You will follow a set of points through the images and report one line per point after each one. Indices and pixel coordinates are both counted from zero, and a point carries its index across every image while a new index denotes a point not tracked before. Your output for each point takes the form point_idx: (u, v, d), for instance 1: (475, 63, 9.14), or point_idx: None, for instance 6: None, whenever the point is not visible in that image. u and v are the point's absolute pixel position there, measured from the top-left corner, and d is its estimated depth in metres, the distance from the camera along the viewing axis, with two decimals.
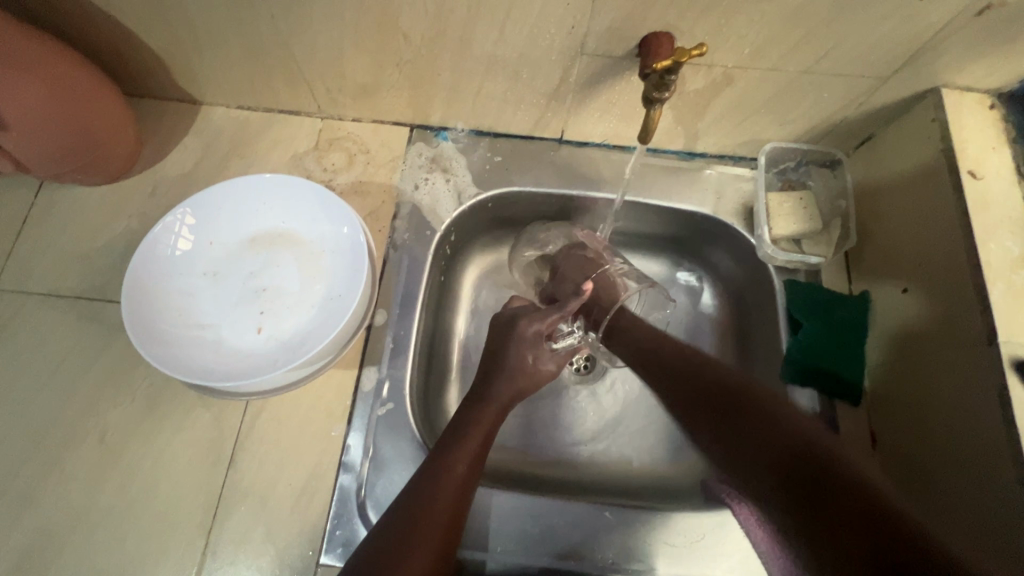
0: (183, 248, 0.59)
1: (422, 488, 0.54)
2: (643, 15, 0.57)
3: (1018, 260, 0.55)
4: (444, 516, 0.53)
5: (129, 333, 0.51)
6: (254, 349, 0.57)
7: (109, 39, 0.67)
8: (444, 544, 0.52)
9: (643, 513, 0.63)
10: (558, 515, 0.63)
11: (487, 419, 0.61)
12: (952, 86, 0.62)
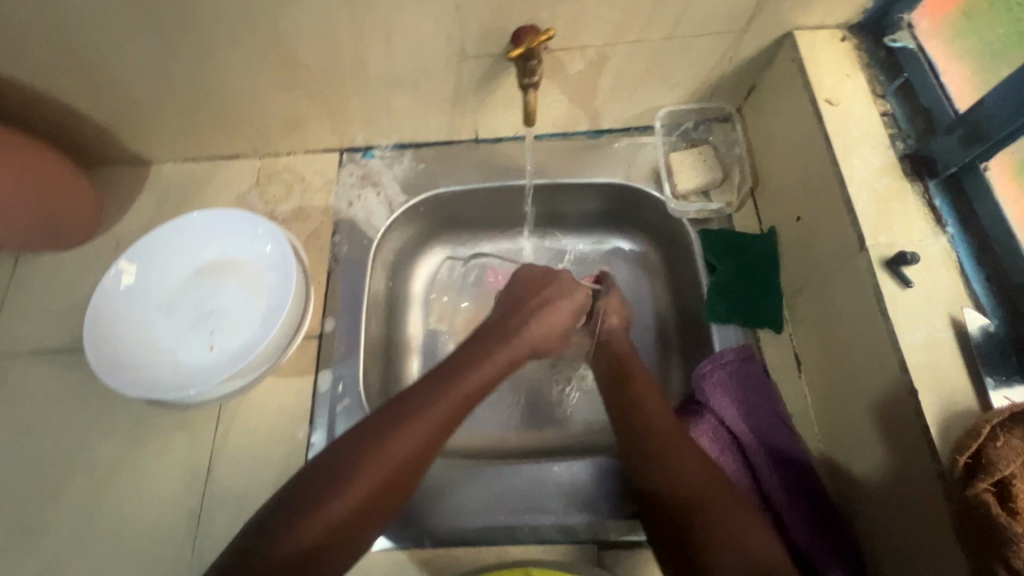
0: (127, 283, 0.65)
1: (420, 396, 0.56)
2: (506, 15, 0.63)
3: (878, 171, 0.60)
4: (435, 428, 0.54)
5: (91, 363, 0.58)
6: (204, 365, 0.64)
7: (56, 118, 0.75)
8: (427, 446, 0.53)
9: (573, 464, 0.68)
10: (495, 478, 0.67)
11: (504, 356, 0.62)
12: (804, 28, 0.68)
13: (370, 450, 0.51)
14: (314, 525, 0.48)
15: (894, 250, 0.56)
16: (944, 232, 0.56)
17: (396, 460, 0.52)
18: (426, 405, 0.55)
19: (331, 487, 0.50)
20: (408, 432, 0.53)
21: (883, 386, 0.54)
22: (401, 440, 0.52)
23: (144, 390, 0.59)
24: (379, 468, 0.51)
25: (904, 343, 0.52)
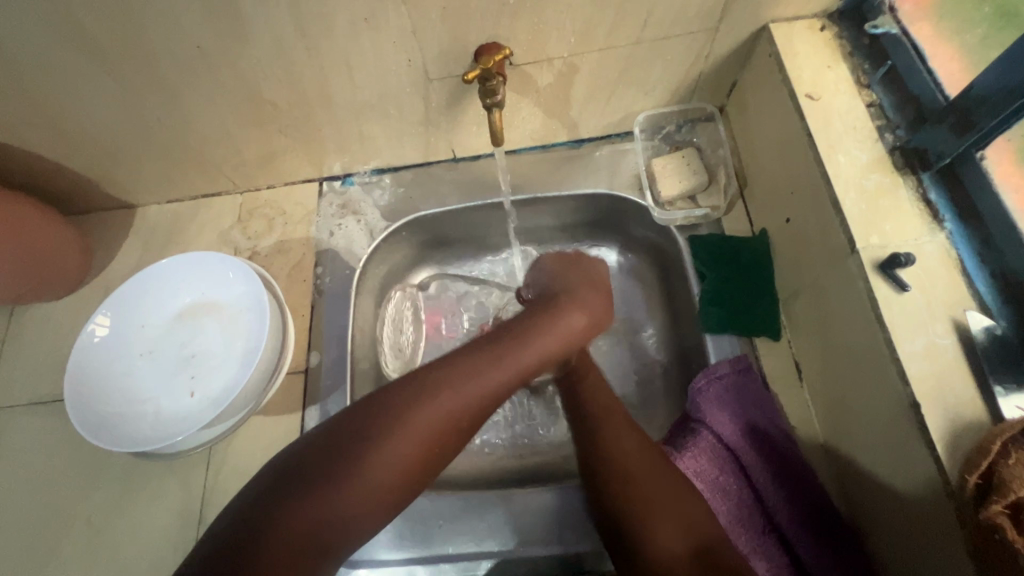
0: (101, 334, 0.65)
1: (474, 362, 0.50)
2: (464, 34, 0.62)
3: (866, 167, 0.56)
4: (479, 398, 0.49)
5: (72, 418, 0.58)
6: (184, 412, 0.63)
7: (35, 171, 0.76)
8: (461, 426, 0.48)
9: (560, 491, 0.65)
10: (479, 508, 0.65)
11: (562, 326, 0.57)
12: (780, 20, 0.65)
13: (420, 411, 0.47)
14: (359, 476, 0.44)
15: (888, 251, 0.52)
16: (941, 228, 0.53)
17: (430, 428, 0.47)
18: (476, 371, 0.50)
19: (369, 447, 0.45)
20: (449, 401, 0.48)
21: (885, 394, 0.51)
22: (441, 409, 0.47)
23: (125, 443, 0.59)
24: (415, 438, 0.46)
25: (902, 352, 0.48)
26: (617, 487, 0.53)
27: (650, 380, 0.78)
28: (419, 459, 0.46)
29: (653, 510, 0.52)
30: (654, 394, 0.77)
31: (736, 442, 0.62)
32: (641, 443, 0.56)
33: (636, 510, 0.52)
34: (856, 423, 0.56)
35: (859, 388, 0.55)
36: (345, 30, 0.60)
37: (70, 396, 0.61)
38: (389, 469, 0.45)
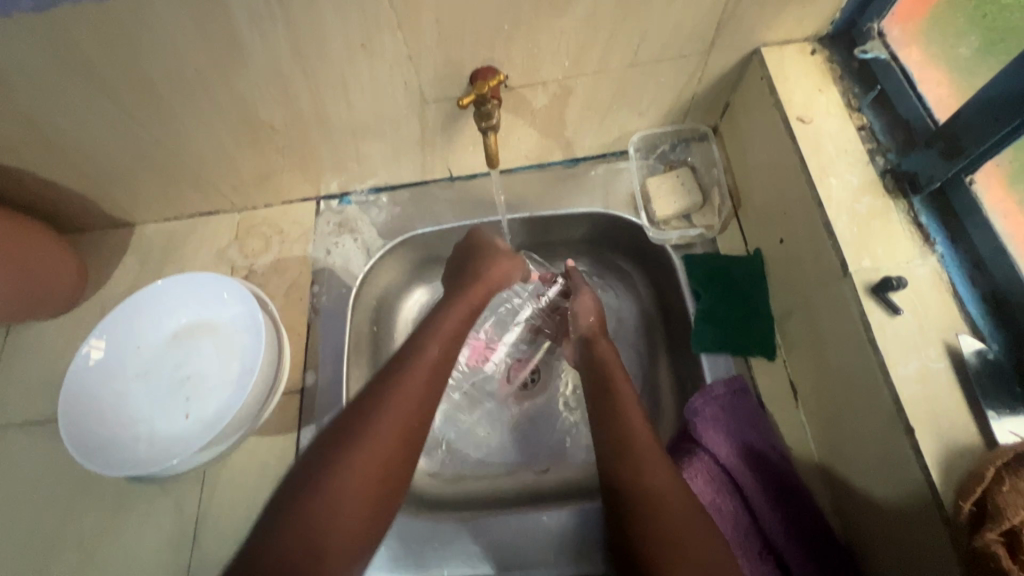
0: (97, 356, 0.65)
1: (397, 370, 0.54)
2: (459, 59, 0.62)
3: (858, 190, 0.57)
4: (405, 419, 0.51)
5: (64, 442, 0.57)
6: (179, 435, 0.63)
7: (32, 191, 0.77)
8: (411, 431, 0.51)
9: (563, 514, 0.65)
10: (482, 534, 0.65)
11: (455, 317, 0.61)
12: (770, 44, 0.66)
13: (351, 441, 0.49)
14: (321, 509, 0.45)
15: (880, 274, 0.52)
16: (933, 251, 0.53)
17: (375, 460, 0.49)
18: (404, 376, 0.54)
19: (322, 482, 0.47)
20: (389, 410, 0.51)
21: (878, 417, 0.51)
22: (384, 422, 0.50)
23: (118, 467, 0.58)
24: (367, 457, 0.48)
25: (896, 376, 0.48)
26: (649, 533, 0.48)
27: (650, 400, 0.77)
28: (381, 474, 0.49)
29: (683, 557, 0.46)
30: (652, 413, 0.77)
31: (733, 466, 0.62)
32: (672, 485, 0.51)
33: (663, 558, 0.46)
34: (852, 447, 0.56)
35: (854, 412, 0.55)
36: (340, 54, 0.60)
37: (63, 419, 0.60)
38: (354, 490, 0.47)
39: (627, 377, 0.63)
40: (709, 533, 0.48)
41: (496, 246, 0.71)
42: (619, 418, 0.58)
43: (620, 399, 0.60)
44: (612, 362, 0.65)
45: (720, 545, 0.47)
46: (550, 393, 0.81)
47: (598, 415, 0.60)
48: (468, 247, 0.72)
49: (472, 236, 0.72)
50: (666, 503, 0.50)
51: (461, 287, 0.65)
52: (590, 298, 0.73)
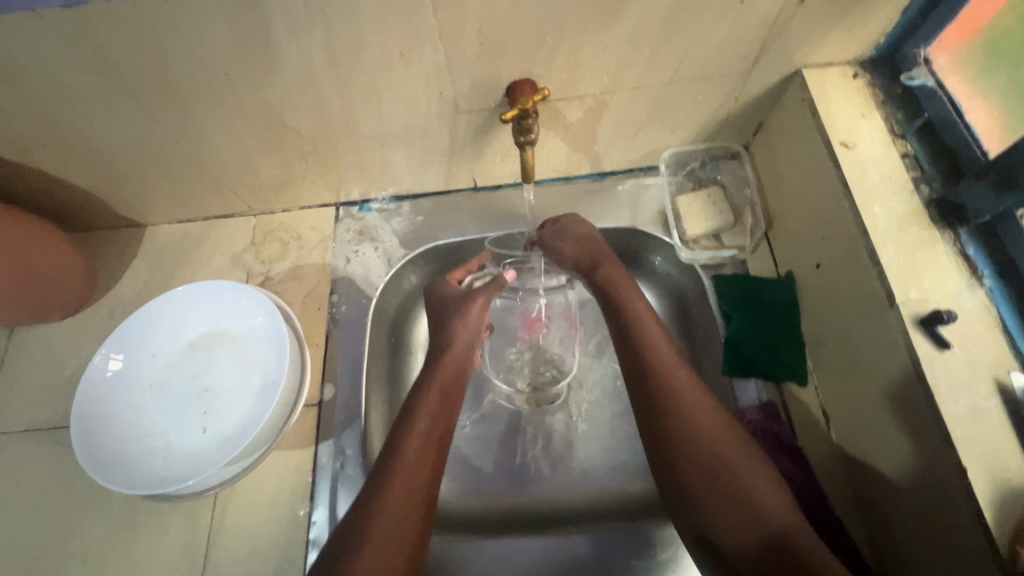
0: (115, 368, 0.63)
1: (378, 479, 0.53)
2: (498, 71, 0.61)
3: (904, 218, 0.56)
4: (408, 500, 0.52)
5: (78, 458, 0.55)
6: (200, 451, 0.61)
7: (44, 189, 0.74)
8: (403, 539, 0.50)
9: (601, 536, 0.65)
10: (517, 556, 0.66)
11: (436, 392, 0.61)
12: (812, 66, 0.65)
13: (364, 531, 0.49)
14: None
15: (928, 307, 0.52)
16: (981, 284, 0.52)
17: (389, 548, 0.49)
18: (385, 488, 0.52)
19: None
20: (383, 517, 0.50)
21: (926, 456, 0.50)
22: (373, 540, 0.49)
23: (134, 485, 0.56)
24: (378, 546, 0.49)
25: (947, 413, 0.47)
26: (695, 474, 0.51)
27: None
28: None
29: (730, 496, 0.50)
30: None
31: None
32: (710, 426, 0.53)
33: (709, 499, 0.50)
34: (891, 480, 0.55)
35: (894, 445, 0.54)
36: (377, 63, 0.58)
37: (76, 433, 0.58)
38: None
39: (648, 307, 0.62)
40: (752, 469, 0.50)
41: (465, 317, 0.69)
42: (648, 355, 0.57)
43: (646, 335, 0.59)
44: (627, 290, 0.63)
45: (763, 478, 0.50)
46: (568, 411, 0.79)
47: (625, 350, 0.59)
48: (433, 324, 0.71)
49: (433, 311, 0.72)
50: (707, 445, 0.52)
51: (428, 373, 0.64)
52: (597, 237, 0.70)
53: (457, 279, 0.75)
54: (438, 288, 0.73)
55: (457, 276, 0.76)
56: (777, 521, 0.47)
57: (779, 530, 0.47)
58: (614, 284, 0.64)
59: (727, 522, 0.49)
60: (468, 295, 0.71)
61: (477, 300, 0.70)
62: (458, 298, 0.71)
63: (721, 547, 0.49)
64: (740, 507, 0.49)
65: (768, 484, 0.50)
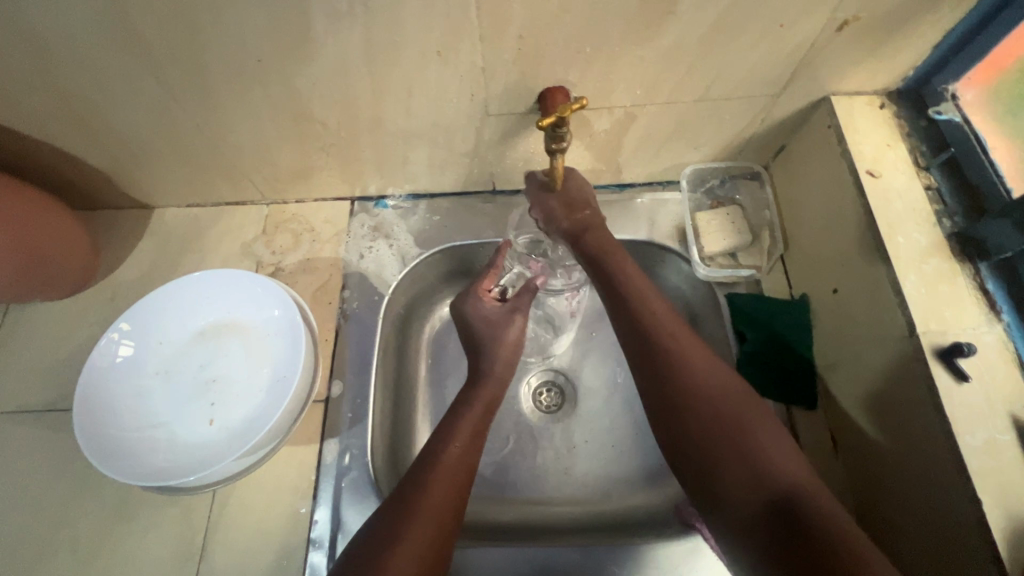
0: (124, 354, 0.62)
1: (417, 479, 0.55)
2: (533, 76, 0.60)
3: (926, 249, 0.57)
4: (447, 499, 0.54)
5: (81, 448, 0.53)
6: (207, 444, 0.59)
7: (53, 164, 0.72)
8: (436, 539, 0.52)
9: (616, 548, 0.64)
10: (528, 566, 0.64)
11: (480, 405, 0.63)
12: (841, 93, 0.66)
13: (403, 524, 0.51)
14: None
15: (948, 339, 0.53)
16: (999, 320, 0.54)
17: (426, 541, 0.51)
18: (423, 488, 0.54)
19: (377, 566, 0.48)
20: (422, 515, 0.52)
21: (935, 487, 0.51)
22: (411, 536, 0.51)
23: (139, 477, 0.55)
24: (414, 541, 0.50)
25: (963, 445, 0.49)
26: (699, 425, 0.51)
27: None
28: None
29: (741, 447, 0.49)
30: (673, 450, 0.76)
31: None
32: (707, 381, 0.53)
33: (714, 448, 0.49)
34: (900, 508, 0.56)
35: (905, 472, 0.55)
36: (412, 59, 0.58)
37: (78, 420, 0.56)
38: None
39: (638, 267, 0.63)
40: (754, 423, 0.50)
41: (503, 340, 0.67)
42: (642, 312, 0.58)
43: (639, 294, 0.59)
44: (615, 250, 0.64)
45: (766, 432, 0.50)
46: (573, 419, 0.79)
47: (619, 310, 0.60)
48: (470, 345, 0.69)
49: (470, 332, 0.69)
50: (709, 399, 0.52)
51: (468, 394, 0.64)
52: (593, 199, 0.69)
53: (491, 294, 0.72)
54: (476, 308, 0.70)
55: (487, 286, 0.72)
56: (783, 473, 0.47)
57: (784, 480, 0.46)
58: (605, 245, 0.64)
59: (732, 474, 0.48)
60: (509, 313, 0.69)
61: (517, 319, 0.68)
62: (499, 319, 0.69)
63: (725, 502, 0.48)
64: (744, 459, 0.48)
65: (772, 437, 0.49)
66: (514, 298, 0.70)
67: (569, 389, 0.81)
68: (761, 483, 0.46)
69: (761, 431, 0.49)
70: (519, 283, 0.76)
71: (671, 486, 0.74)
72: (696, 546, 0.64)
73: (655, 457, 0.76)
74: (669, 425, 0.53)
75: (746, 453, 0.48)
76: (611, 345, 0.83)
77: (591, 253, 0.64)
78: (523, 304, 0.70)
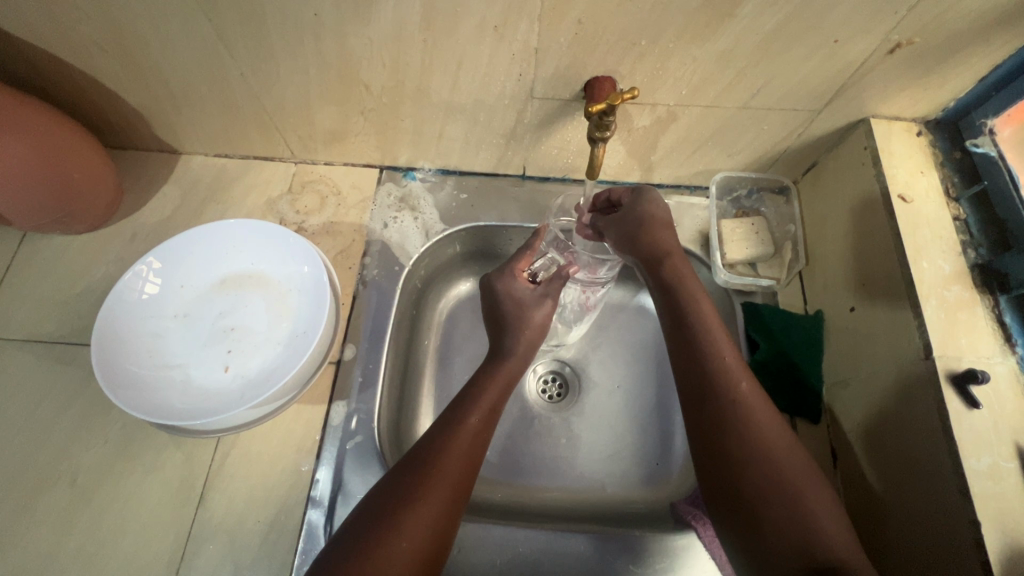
0: (151, 292, 0.68)
1: (434, 445, 0.55)
2: (585, 63, 0.61)
3: (949, 276, 0.59)
4: (461, 471, 0.54)
5: (102, 383, 0.58)
6: (222, 388, 0.65)
7: (88, 96, 0.71)
8: (450, 507, 0.52)
9: (615, 535, 0.65)
10: (524, 546, 0.64)
11: (499, 383, 0.62)
12: (880, 117, 0.68)
13: (415, 488, 0.52)
14: (388, 554, 0.48)
15: (962, 365, 0.55)
16: (1012, 352, 0.56)
17: (439, 509, 0.52)
18: (443, 455, 0.54)
19: (388, 526, 0.49)
20: (436, 484, 0.52)
21: (942, 508, 0.52)
22: (427, 504, 0.51)
23: (158, 413, 0.60)
24: (426, 508, 0.51)
25: (968, 468, 0.51)
26: (749, 464, 0.50)
27: (669, 439, 0.78)
28: (424, 546, 0.50)
29: (785, 491, 0.49)
30: (671, 452, 0.77)
31: None
32: (765, 429, 0.51)
33: (758, 488, 0.49)
34: (901, 524, 0.57)
35: (906, 489, 0.56)
36: (469, 33, 0.58)
37: (102, 355, 0.61)
38: (399, 569, 0.48)
39: (714, 310, 0.59)
40: (811, 490, 0.49)
41: (531, 321, 0.66)
42: (711, 358, 0.55)
43: (710, 340, 0.56)
44: (695, 288, 0.60)
45: (821, 500, 0.49)
46: (577, 410, 0.79)
47: (684, 353, 0.57)
48: (494, 323, 0.68)
49: (498, 310, 0.68)
50: (768, 451, 0.50)
51: (487, 371, 0.64)
52: (667, 223, 0.64)
53: (525, 274, 0.69)
54: (509, 287, 0.68)
55: (522, 267, 0.69)
56: (833, 550, 0.46)
57: (831, 556, 0.46)
58: (683, 277, 0.60)
59: (773, 515, 0.48)
60: (541, 297, 0.68)
61: (547, 303, 0.67)
62: (530, 301, 0.67)
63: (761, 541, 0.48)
64: (792, 524, 0.47)
65: (825, 506, 0.49)
66: (546, 282, 0.68)
67: (580, 381, 0.82)
68: (801, 543, 0.47)
69: (810, 485, 0.49)
70: (551, 269, 0.70)
71: (668, 484, 0.75)
72: (690, 543, 0.65)
73: (654, 455, 0.77)
74: (718, 474, 0.52)
75: (794, 505, 0.48)
76: (620, 343, 0.85)
77: (669, 282, 0.60)
78: (556, 290, 0.68)
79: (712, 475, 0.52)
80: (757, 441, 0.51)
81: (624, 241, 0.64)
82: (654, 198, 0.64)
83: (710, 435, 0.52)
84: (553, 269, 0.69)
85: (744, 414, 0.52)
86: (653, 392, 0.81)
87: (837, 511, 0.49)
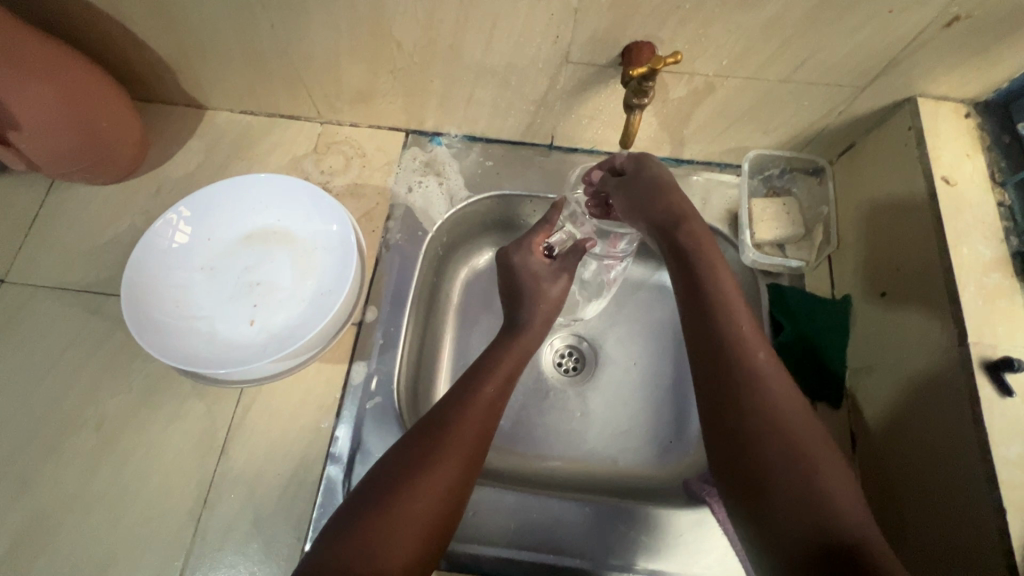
0: (180, 241, 0.69)
1: (452, 409, 0.56)
2: (624, 26, 0.59)
3: (989, 263, 0.58)
4: (475, 437, 0.54)
5: (133, 329, 0.59)
6: (247, 341, 0.66)
7: (117, 45, 0.70)
8: (465, 471, 0.53)
9: (636, 510, 0.65)
10: (538, 512, 0.65)
11: (519, 350, 0.63)
12: (927, 96, 0.66)
13: (434, 448, 0.52)
14: (398, 512, 0.48)
15: (997, 352, 0.54)
16: None
17: (452, 472, 0.52)
18: (460, 420, 0.55)
19: (403, 485, 0.50)
20: (451, 449, 0.53)
21: (965, 496, 0.52)
22: (444, 464, 0.52)
23: (183, 362, 0.61)
24: (439, 471, 0.51)
25: (997, 456, 0.50)
26: (760, 431, 0.48)
27: (685, 420, 0.77)
28: (438, 506, 0.50)
29: (797, 458, 0.47)
30: (687, 431, 0.77)
31: None
32: (778, 397, 0.49)
33: (768, 456, 0.47)
34: (923, 509, 0.56)
35: (927, 476, 0.56)
36: None
37: (132, 302, 0.62)
38: (413, 526, 0.48)
39: (733, 279, 0.56)
40: (826, 462, 0.47)
41: (546, 294, 0.66)
42: (725, 325, 0.52)
43: (727, 307, 0.54)
44: (711, 252, 0.57)
45: (835, 473, 0.46)
46: (591, 386, 0.79)
47: (700, 327, 0.53)
48: (509, 295, 0.68)
49: (514, 284, 0.67)
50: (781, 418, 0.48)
51: (507, 340, 0.64)
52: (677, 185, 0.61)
53: (542, 249, 0.69)
54: (525, 260, 0.67)
55: (539, 241, 0.69)
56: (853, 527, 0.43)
57: (845, 527, 0.44)
58: (702, 243, 0.57)
59: (783, 483, 0.46)
60: (557, 271, 0.68)
61: (562, 280, 0.67)
62: (545, 275, 0.67)
63: (769, 509, 0.46)
64: (803, 495, 0.45)
65: (840, 477, 0.46)
66: (562, 258, 0.68)
67: (597, 357, 0.82)
68: (814, 511, 0.44)
69: (824, 454, 0.47)
70: (567, 243, 0.71)
71: (680, 462, 0.75)
72: (703, 519, 0.65)
73: (669, 434, 0.77)
74: (725, 444, 0.50)
75: (807, 473, 0.46)
76: (638, 321, 0.84)
77: (685, 244, 0.57)
78: (571, 265, 0.68)
79: (719, 443, 0.50)
80: (767, 409, 0.49)
81: (630, 201, 0.62)
82: (657, 163, 0.63)
83: (720, 401, 0.50)
84: (570, 243, 0.71)
85: (756, 382, 0.50)
86: (671, 372, 0.80)
87: (852, 483, 0.47)
